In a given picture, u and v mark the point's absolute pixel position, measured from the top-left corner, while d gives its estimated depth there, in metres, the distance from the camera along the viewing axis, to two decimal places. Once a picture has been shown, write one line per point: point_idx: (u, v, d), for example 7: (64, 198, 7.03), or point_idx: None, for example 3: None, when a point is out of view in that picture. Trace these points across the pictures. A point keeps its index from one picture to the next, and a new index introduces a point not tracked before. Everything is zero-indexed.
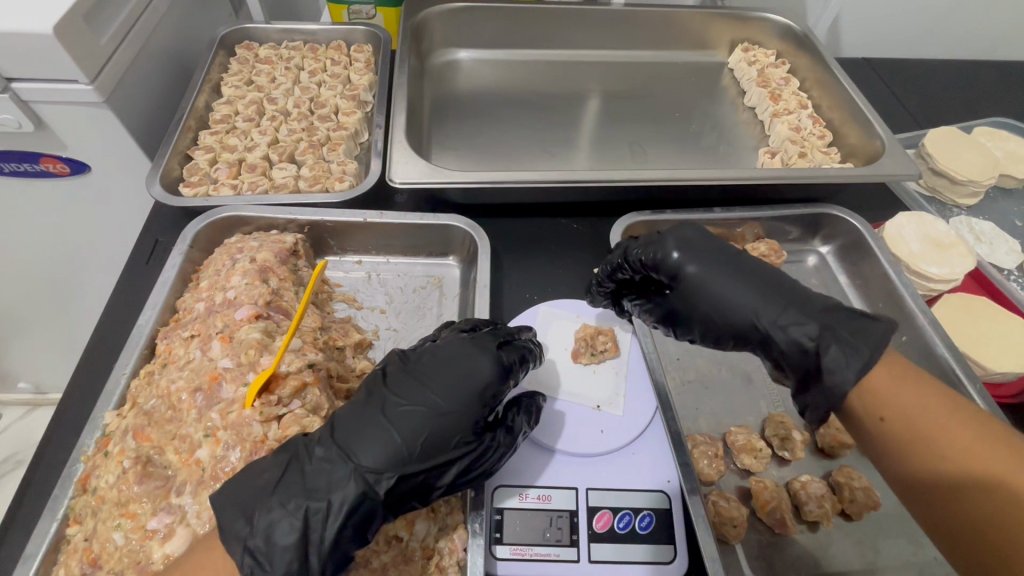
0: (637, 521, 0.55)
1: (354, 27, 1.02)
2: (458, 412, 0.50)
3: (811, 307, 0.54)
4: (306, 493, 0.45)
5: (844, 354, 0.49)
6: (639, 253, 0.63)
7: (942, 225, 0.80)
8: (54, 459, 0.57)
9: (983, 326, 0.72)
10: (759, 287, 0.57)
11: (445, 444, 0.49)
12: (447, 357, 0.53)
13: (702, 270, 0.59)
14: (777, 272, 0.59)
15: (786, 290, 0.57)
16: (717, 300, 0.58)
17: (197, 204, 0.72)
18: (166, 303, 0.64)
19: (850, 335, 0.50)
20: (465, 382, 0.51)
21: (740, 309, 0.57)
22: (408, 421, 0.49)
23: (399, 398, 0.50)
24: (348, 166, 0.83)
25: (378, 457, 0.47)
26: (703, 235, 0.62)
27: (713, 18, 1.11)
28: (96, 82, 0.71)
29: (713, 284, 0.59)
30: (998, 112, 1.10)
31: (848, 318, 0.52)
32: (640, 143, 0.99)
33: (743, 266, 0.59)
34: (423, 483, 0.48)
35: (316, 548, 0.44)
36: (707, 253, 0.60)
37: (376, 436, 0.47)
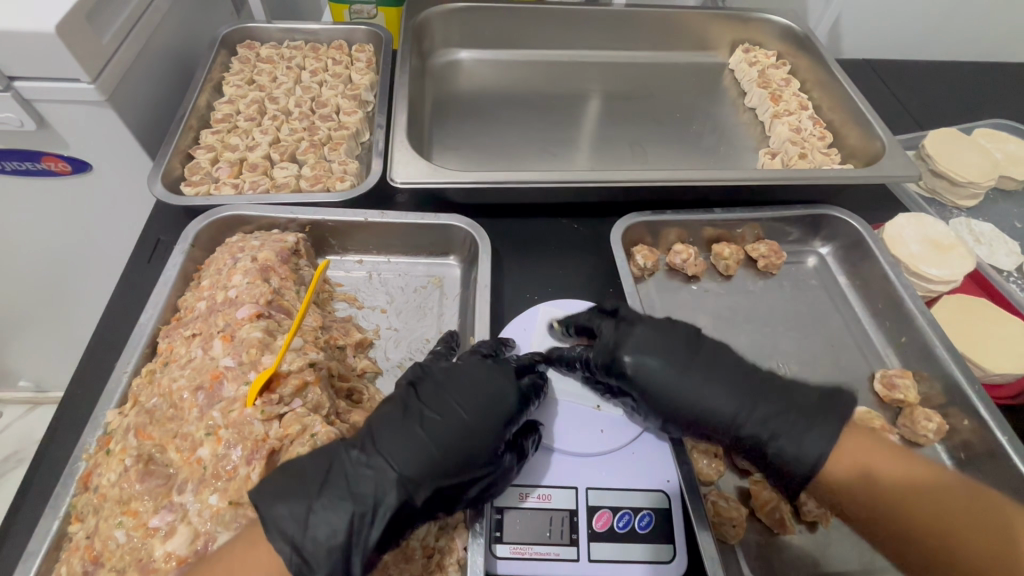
0: (637, 521, 0.55)
1: (356, 27, 1.02)
2: (488, 430, 0.52)
3: (771, 409, 0.54)
4: (353, 497, 0.47)
5: (813, 444, 0.52)
6: (593, 347, 0.60)
7: (942, 227, 0.80)
8: (55, 458, 0.57)
9: (983, 327, 0.72)
10: (719, 384, 0.56)
11: (473, 462, 0.50)
12: (476, 376, 0.55)
13: (659, 372, 0.57)
14: (737, 359, 0.59)
15: (749, 384, 0.56)
16: (676, 402, 0.57)
17: (199, 203, 0.72)
18: (168, 302, 0.64)
19: (805, 440, 0.52)
20: (496, 403, 0.53)
21: (704, 409, 0.56)
22: (443, 435, 0.50)
23: (433, 413, 0.52)
24: (349, 166, 0.83)
25: (413, 467, 0.48)
26: (662, 327, 0.60)
27: (714, 19, 1.12)
28: (98, 81, 0.71)
29: (671, 386, 0.57)
30: (998, 113, 1.11)
31: (806, 420, 0.53)
32: (641, 144, 1.00)
33: (705, 363, 0.58)
34: (450, 497, 0.50)
35: (361, 548, 0.46)
36: (665, 350, 0.58)
37: (413, 447, 0.49)
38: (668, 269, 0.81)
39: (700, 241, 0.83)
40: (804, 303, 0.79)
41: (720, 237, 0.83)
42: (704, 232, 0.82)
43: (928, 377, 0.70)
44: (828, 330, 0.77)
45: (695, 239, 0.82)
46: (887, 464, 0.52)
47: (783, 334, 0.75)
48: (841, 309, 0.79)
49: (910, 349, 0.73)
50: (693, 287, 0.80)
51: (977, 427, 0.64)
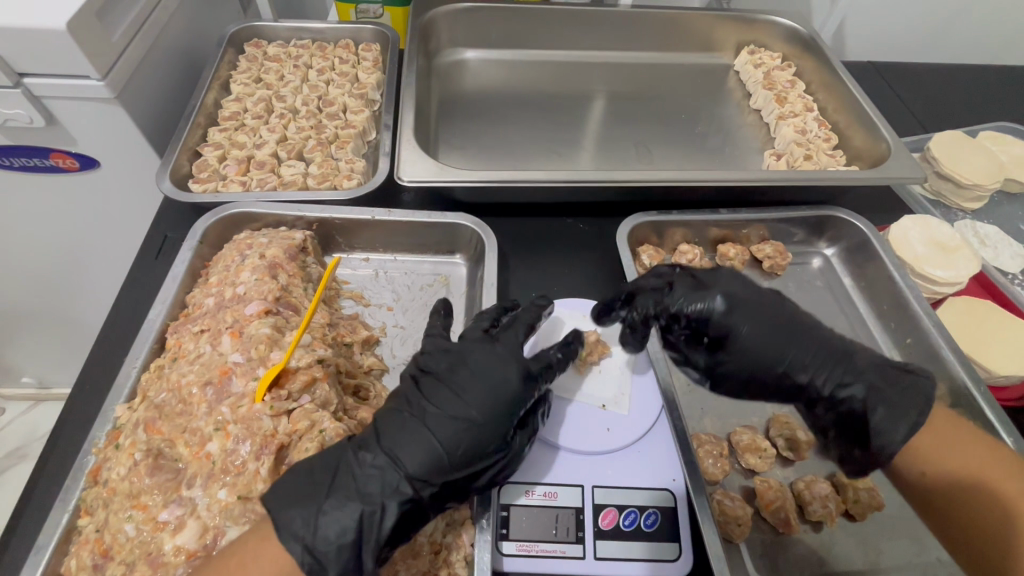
0: (643, 519, 0.55)
1: (362, 26, 1.03)
2: (492, 426, 0.50)
3: (860, 364, 0.56)
4: (360, 497, 0.46)
5: (890, 417, 0.53)
6: (683, 299, 0.59)
7: (947, 229, 0.80)
8: (63, 452, 0.58)
9: (987, 329, 0.72)
10: (810, 336, 0.58)
11: (480, 453, 0.50)
12: (476, 369, 0.53)
13: (754, 327, 0.58)
14: (812, 320, 0.60)
15: (831, 345, 0.57)
16: (771, 353, 0.57)
17: (207, 200, 0.73)
18: (176, 299, 0.64)
19: (898, 395, 0.54)
20: (498, 395, 0.51)
21: (789, 361, 0.57)
22: (445, 430, 0.49)
23: (436, 410, 0.51)
24: (356, 164, 0.84)
25: (418, 465, 0.48)
26: (744, 282, 0.61)
27: (719, 21, 1.12)
28: (108, 78, 0.72)
29: (767, 338, 0.57)
30: (1003, 116, 1.11)
31: (890, 373, 0.56)
32: (646, 145, 1.00)
33: (788, 317, 0.59)
34: (462, 487, 0.50)
35: (373, 541, 0.46)
36: (757, 308, 0.59)
37: (419, 444, 0.49)
38: None
39: (705, 241, 0.83)
40: (809, 304, 0.80)
41: (725, 238, 0.83)
42: (709, 233, 0.82)
43: (934, 379, 0.70)
44: (833, 331, 0.77)
45: (700, 240, 0.82)
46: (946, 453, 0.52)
47: None
48: (845, 310, 0.79)
49: (914, 350, 0.73)
50: None
51: (983, 428, 0.64)
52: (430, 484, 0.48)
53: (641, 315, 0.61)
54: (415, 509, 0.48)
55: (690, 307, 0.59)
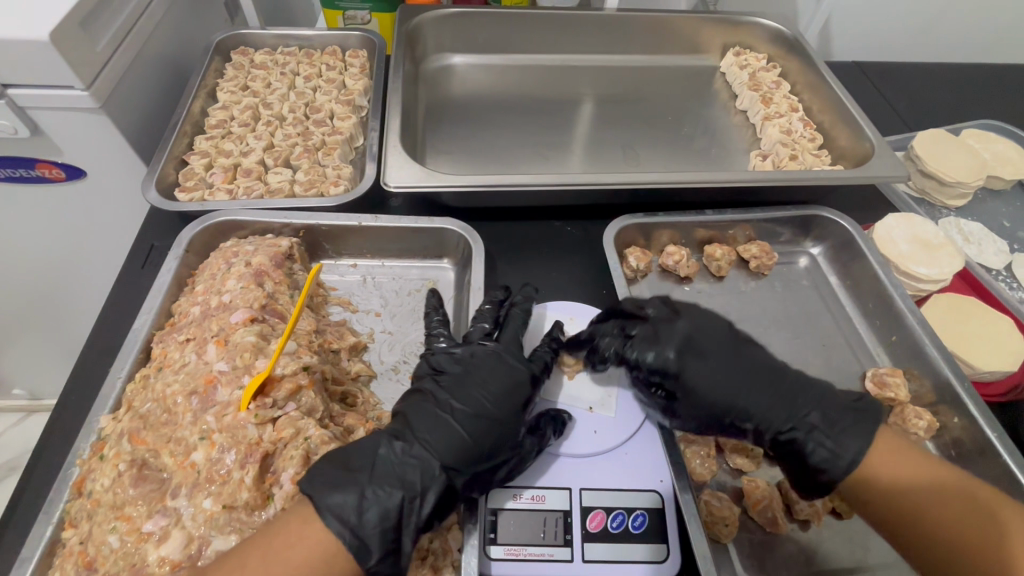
0: (630, 521, 0.55)
1: (349, 33, 1.03)
2: (510, 421, 0.54)
3: (806, 404, 0.56)
4: (400, 482, 0.48)
5: (832, 455, 0.54)
6: (638, 351, 0.59)
7: (931, 227, 0.81)
8: (48, 464, 0.57)
9: (972, 325, 0.73)
10: (763, 380, 0.58)
11: (502, 445, 0.53)
12: (493, 369, 0.57)
13: (706, 375, 0.58)
14: (766, 358, 0.59)
15: (780, 388, 0.57)
16: (723, 400, 0.57)
17: (192, 209, 0.72)
18: (161, 308, 0.64)
19: (841, 434, 0.54)
20: (516, 390, 0.56)
21: (739, 407, 0.57)
22: (472, 423, 0.53)
23: (460, 405, 0.54)
24: (343, 171, 0.84)
25: (451, 453, 0.51)
26: (701, 327, 0.60)
27: (705, 23, 1.13)
28: (92, 88, 0.72)
29: (719, 383, 0.57)
30: (987, 114, 1.12)
31: (837, 413, 0.56)
32: (633, 147, 1.00)
33: (740, 363, 0.59)
34: (484, 479, 0.52)
35: (414, 523, 0.48)
36: (710, 356, 0.59)
37: (450, 434, 0.52)
38: (661, 270, 0.81)
39: (691, 243, 0.83)
40: (796, 303, 0.80)
41: (712, 239, 0.83)
42: (696, 234, 0.82)
43: (918, 376, 0.71)
44: (819, 330, 0.77)
45: (687, 241, 0.83)
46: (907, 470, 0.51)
47: (774, 334, 0.76)
48: (832, 309, 0.80)
49: (900, 347, 0.73)
50: (686, 288, 0.80)
51: (967, 423, 0.64)
52: (461, 472, 0.51)
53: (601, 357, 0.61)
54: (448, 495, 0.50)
55: (647, 358, 0.59)
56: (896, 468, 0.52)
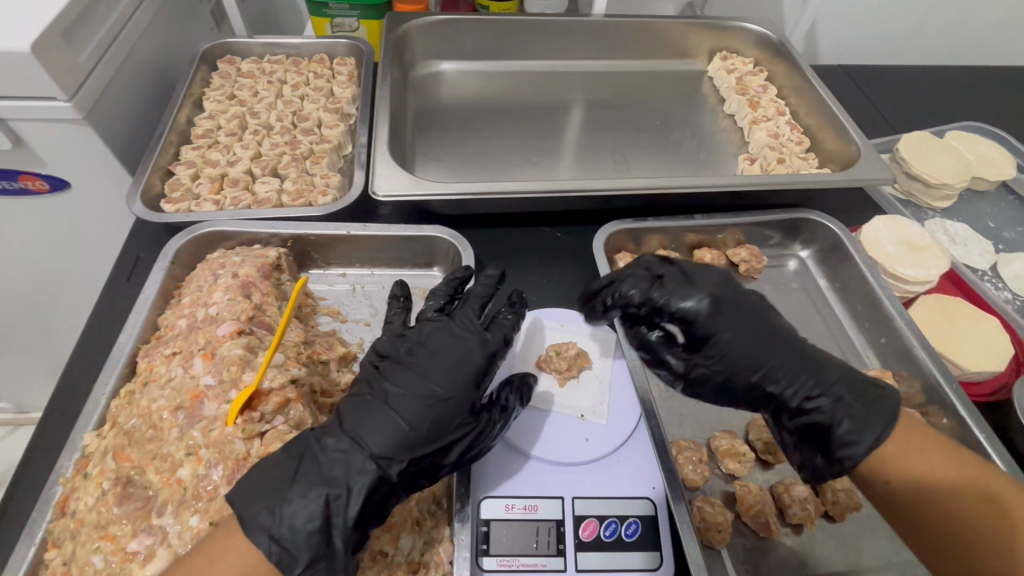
0: (623, 529, 0.55)
1: (336, 41, 1.03)
2: (456, 399, 0.51)
3: (832, 374, 0.55)
4: (325, 480, 0.46)
5: (858, 429, 0.52)
6: (669, 297, 0.57)
7: (917, 228, 0.81)
8: (30, 483, 0.56)
9: (959, 326, 0.73)
10: (792, 344, 0.56)
11: (447, 428, 0.50)
12: (438, 346, 0.54)
13: (736, 330, 0.56)
14: (786, 327, 0.59)
15: (807, 353, 0.56)
16: (747, 358, 0.56)
17: (179, 220, 0.72)
18: (147, 321, 0.63)
19: (869, 406, 0.53)
20: (461, 370, 0.53)
21: (763, 367, 0.56)
22: (411, 407, 0.50)
23: (400, 389, 0.51)
24: (332, 179, 0.83)
25: (385, 442, 0.48)
26: (730, 283, 0.59)
27: (692, 28, 1.13)
28: (75, 99, 0.71)
29: (748, 341, 0.56)
30: (970, 115, 1.13)
31: (861, 386, 0.54)
32: (622, 152, 1.01)
33: (769, 323, 0.57)
34: (430, 464, 0.50)
35: (340, 529, 0.45)
36: (741, 312, 0.57)
37: (387, 422, 0.49)
38: None
39: (681, 247, 0.84)
40: (786, 306, 0.80)
41: (701, 243, 0.83)
42: (686, 238, 0.82)
43: (907, 377, 0.71)
44: (809, 333, 0.78)
45: (677, 245, 0.83)
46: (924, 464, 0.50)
47: None
48: (822, 312, 0.80)
49: (889, 349, 0.74)
50: None
51: (956, 424, 0.65)
52: (399, 460, 0.48)
53: (625, 303, 0.58)
54: (386, 487, 0.48)
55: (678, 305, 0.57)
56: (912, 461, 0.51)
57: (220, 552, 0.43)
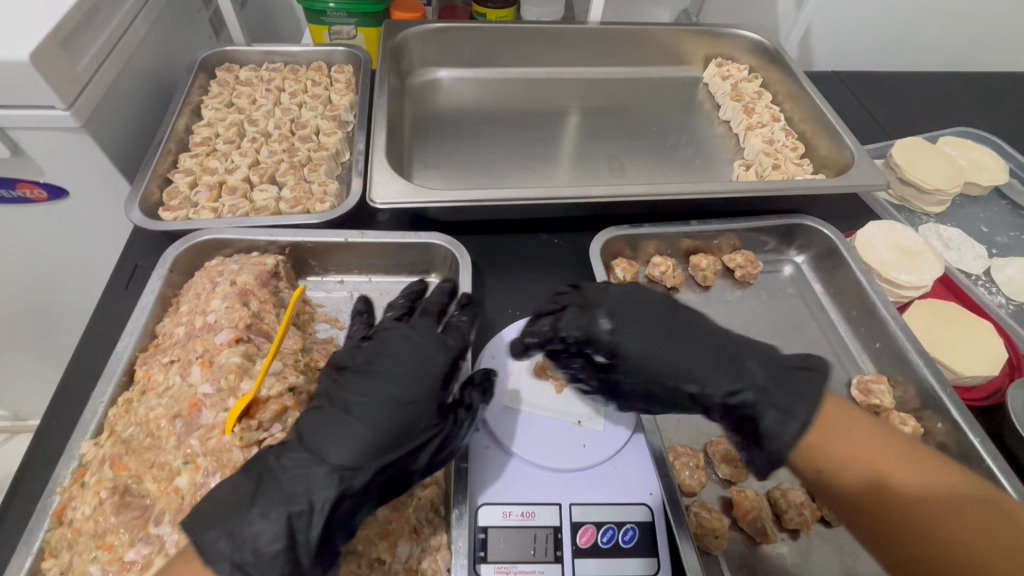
0: (621, 535, 0.55)
1: (334, 48, 1.03)
2: (417, 401, 0.52)
3: (751, 366, 0.54)
4: (287, 496, 0.46)
5: (780, 418, 0.52)
6: (568, 322, 0.58)
7: (910, 233, 0.82)
8: (26, 493, 0.56)
9: (952, 330, 0.74)
10: (701, 344, 0.56)
11: (412, 430, 0.51)
12: (397, 351, 0.55)
13: (639, 340, 0.56)
14: (705, 322, 0.59)
15: (723, 351, 0.56)
16: (660, 364, 0.56)
17: (177, 228, 0.72)
18: (145, 329, 0.63)
19: (788, 395, 0.53)
20: (422, 374, 0.53)
21: (680, 372, 0.55)
22: (372, 415, 0.50)
23: (360, 398, 0.51)
24: (329, 187, 0.84)
25: (349, 453, 0.48)
26: (629, 294, 0.60)
27: (687, 35, 1.14)
28: (74, 107, 0.71)
29: (656, 349, 0.56)
30: (963, 121, 1.15)
31: (780, 373, 0.54)
32: (618, 158, 1.01)
33: (677, 325, 0.57)
34: (401, 469, 0.50)
35: (304, 547, 0.45)
36: (639, 318, 0.58)
37: (350, 432, 0.49)
38: (647, 281, 0.82)
39: (677, 253, 0.84)
40: (782, 311, 0.81)
41: (697, 248, 0.84)
42: (681, 244, 0.83)
43: (902, 381, 0.72)
44: (805, 338, 0.78)
45: (672, 251, 0.84)
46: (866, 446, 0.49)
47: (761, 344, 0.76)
48: (817, 317, 0.81)
49: (884, 354, 0.74)
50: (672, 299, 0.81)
51: (951, 428, 0.65)
52: (365, 470, 0.48)
53: (539, 338, 0.60)
54: (356, 497, 0.47)
55: (578, 328, 0.58)
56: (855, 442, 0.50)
57: (211, 558, 0.43)
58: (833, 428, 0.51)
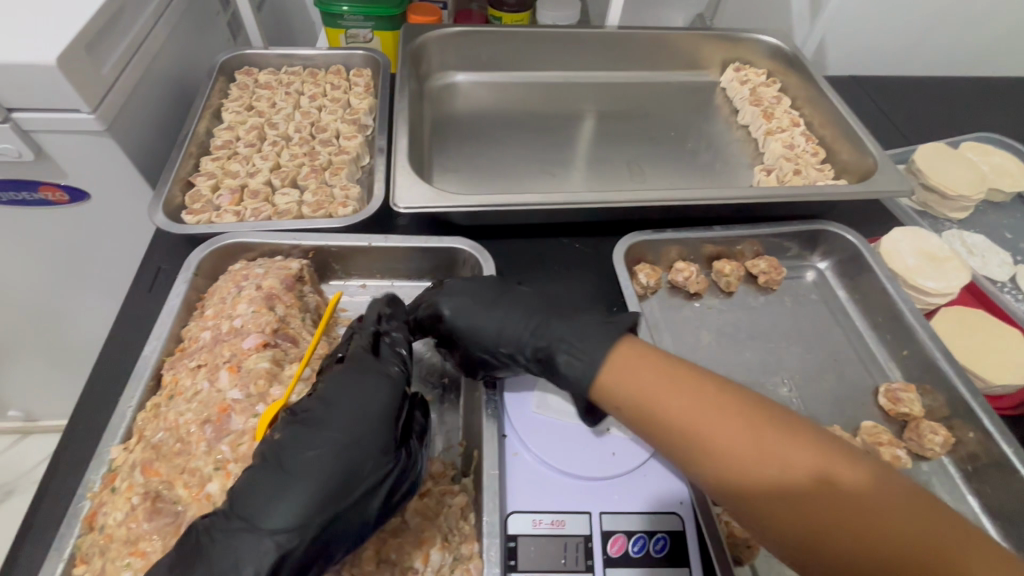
0: (652, 544, 0.55)
1: (353, 52, 1.03)
2: (361, 442, 0.48)
3: (557, 326, 0.60)
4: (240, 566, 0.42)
5: (574, 359, 0.57)
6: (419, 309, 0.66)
7: (936, 240, 0.81)
8: (54, 497, 0.56)
9: (980, 338, 0.73)
10: (522, 312, 0.63)
11: (359, 474, 0.47)
12: (338, 393, 0.51)
13: (464, 312, 0.63)
14: (539, 298, 0.65)
15: (542, 318, 0.62)
16: (481, 330, 0.62)
17: (201, 231, 0.72)
18: (171, 333, 0.63)
19: (582, 340, 0.58)
20: (365, 413, 0.50)
21: (496, 335, 0.61)
22: (314, 468, 0.46)
23: (298, 448, 0.47)
24: (351, 191, 0.83)
25: (294, 512, 0.44)
26: (472, 281, 0.67)
27: (704, 40, 1.14)
28: (98, 111, 0.71)
29: (476, 318, 0.62)
30: (983, 126, 1.14)
31: (584, 328, 0.59)
32: (637, 162, 1.01)
33: (501, 299, 0.64)
34: (351, 519, 0.47)
35: None
36: (473, 293, 0.65)
37: (290, 491, 0.45)
38: (670, 286, 0.81)
39: (699, 259, 0.84)
40: (806, 318, 0.80)
41: (719, 254, 0.84)
42: (704, 249, 0.83)
43: (932, 391, 0.71)
44: (830, 344, 0.77)
45: (695, 256, 0.83)
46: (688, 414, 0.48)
47: (787, 351, 0.76)
48: (843, 323, 0.80)
49: (911, 362, 0.74)
50: (696, 305, 0.80)
51: (983, 438, 0.64)
52: (312, 528, 0.44)
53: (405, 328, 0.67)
54: (306, 556, 0.44)
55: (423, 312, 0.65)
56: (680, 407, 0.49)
57: None
58: (636, 372, 0.53)
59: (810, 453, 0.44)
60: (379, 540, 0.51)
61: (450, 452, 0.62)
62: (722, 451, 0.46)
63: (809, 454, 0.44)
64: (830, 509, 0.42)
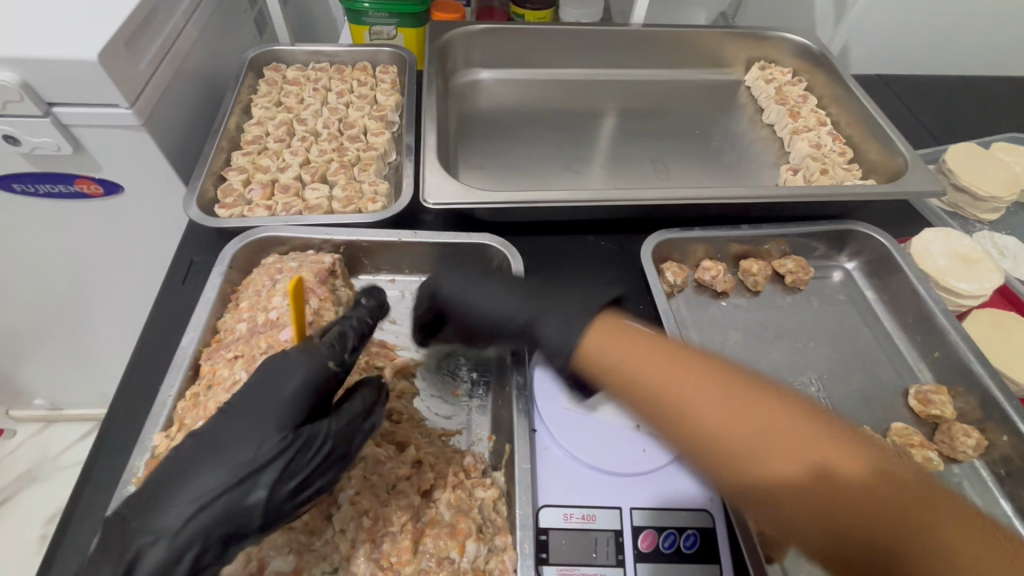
0: (682, 540, 0.55)
1: (379, 49, 1.04)
2: (257, 427, 0.48)
3: (541, 309, 0.57)
4: (145, 539, 0.44)
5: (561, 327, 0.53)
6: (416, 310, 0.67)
7: (967, 241, 0.81)
8: (96, 483, 0.57)
9: (1012, 341, 0.73)
10: (499, 291, 0.61)
11: (246, 458, 0.47)
12: (255, 379, 0.51)
13: (461, 293, 0.62)
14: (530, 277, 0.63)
15: (544, 294, 0.59)
16: (481, 311, 0.61)
17: (234, 225, 0.73)
18: (207, 324, 0.64)
19: (562, 317, 0.54)
20: (270, 399, 0.50)
21: (501, 317, 0.60)
22: (211, 451, 0.47)
23: (202, 434, 0.49)
24: (380, 187, 0.84)
25: (187, 491, 0.46)
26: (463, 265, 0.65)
27: (729, 37, 1.13)
28: (136, 106, 0.73)
29: (473, 300, 0.61)
30: (1015, 127, 1.12)
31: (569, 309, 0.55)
32: (662, 160, 1.01)
33: (491, 279, 0.62)
34: (236, 504, 0.46)
35: None
36: (461, 272, 0.63)
37: (185, 475, 0.46)
38: (697, 285, 0.82)
39: (726, 257, 0.84)
40: (833, 318, 0.80)
41: (746, 253, 0.83)
42: (731, 248, 0.82)
43: (964, 393, 0.70)
44: (859, 345, 0.77)
45: (722, 255, 0.83)
46: (683, 387, 0.44)
47: (815, 350, 0.75)
48: (871, 324, 0.79)
49: (942, 364, 0.73)
50: (723, 303, 0.80)
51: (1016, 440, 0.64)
52: (193, 508, 0.45)
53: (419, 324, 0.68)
54: (188, 534, 0.44)
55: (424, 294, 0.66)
56: (683, 381, 0.45)
57: None
58: (610, 353, 0.50)
59: (811, 434, 0.40)
60: (416, 529, 0.53)
61: (478, 446, 0.63)
62: (736, 442, 0.41)
63: (802, 429, 0.41)
64: (829, 490, 0.39)
